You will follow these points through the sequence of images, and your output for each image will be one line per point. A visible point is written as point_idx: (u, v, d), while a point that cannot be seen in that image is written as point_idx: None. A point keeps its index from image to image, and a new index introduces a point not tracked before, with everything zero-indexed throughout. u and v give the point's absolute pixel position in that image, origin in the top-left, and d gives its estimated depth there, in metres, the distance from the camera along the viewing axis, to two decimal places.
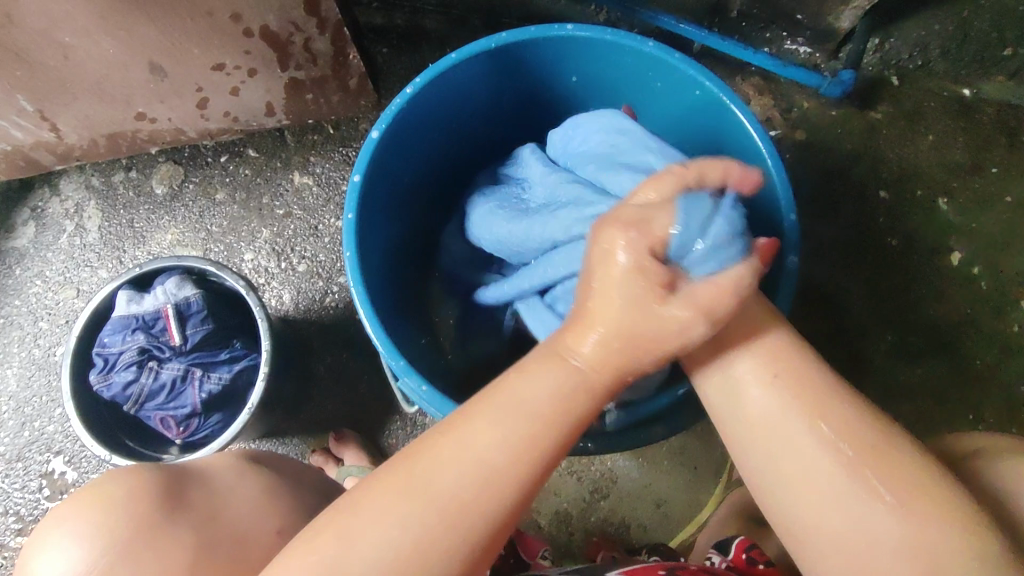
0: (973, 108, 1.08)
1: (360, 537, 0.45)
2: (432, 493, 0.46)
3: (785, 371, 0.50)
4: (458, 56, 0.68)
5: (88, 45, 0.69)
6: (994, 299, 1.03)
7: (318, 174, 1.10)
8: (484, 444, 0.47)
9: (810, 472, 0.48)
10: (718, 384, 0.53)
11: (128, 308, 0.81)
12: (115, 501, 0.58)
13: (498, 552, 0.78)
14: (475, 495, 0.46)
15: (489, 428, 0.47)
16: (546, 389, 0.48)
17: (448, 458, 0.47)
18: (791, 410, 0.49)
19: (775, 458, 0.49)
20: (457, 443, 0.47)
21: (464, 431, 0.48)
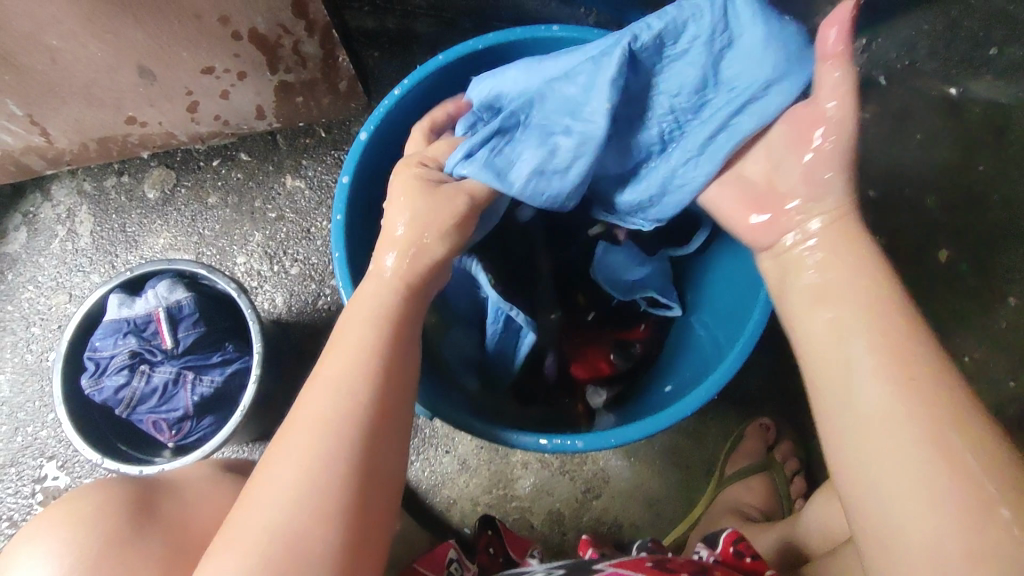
0: (960, 107, 1.08)
1: (271, 485, 0.48)
2: (301, 441, 0.49)
3: (886, 346, 0.47)
4: (445, 57, 0.68)
5: (76, 49, 0.70)
6: (983, 296, 1.03)
7: (310, 177, 1.11)
8: (334, 391, 0.51)
9: (920, 466, 0.42)
10: (828, 369, 0.49)
11: (119, 311, 0.81)
12: (84, 514, 0.59)
13: (486, 552, 0.79)
14: (330, 437, 0.49)
15: (332, 373, 0.52)
16: (369, 328, 0.55)
17: (320, 406, 0.50)
18: (893, 390, 0.45)
19: (875, 440, 0.44)
20: (317, 390, 0.52)
21: (310, 392, 0.52)
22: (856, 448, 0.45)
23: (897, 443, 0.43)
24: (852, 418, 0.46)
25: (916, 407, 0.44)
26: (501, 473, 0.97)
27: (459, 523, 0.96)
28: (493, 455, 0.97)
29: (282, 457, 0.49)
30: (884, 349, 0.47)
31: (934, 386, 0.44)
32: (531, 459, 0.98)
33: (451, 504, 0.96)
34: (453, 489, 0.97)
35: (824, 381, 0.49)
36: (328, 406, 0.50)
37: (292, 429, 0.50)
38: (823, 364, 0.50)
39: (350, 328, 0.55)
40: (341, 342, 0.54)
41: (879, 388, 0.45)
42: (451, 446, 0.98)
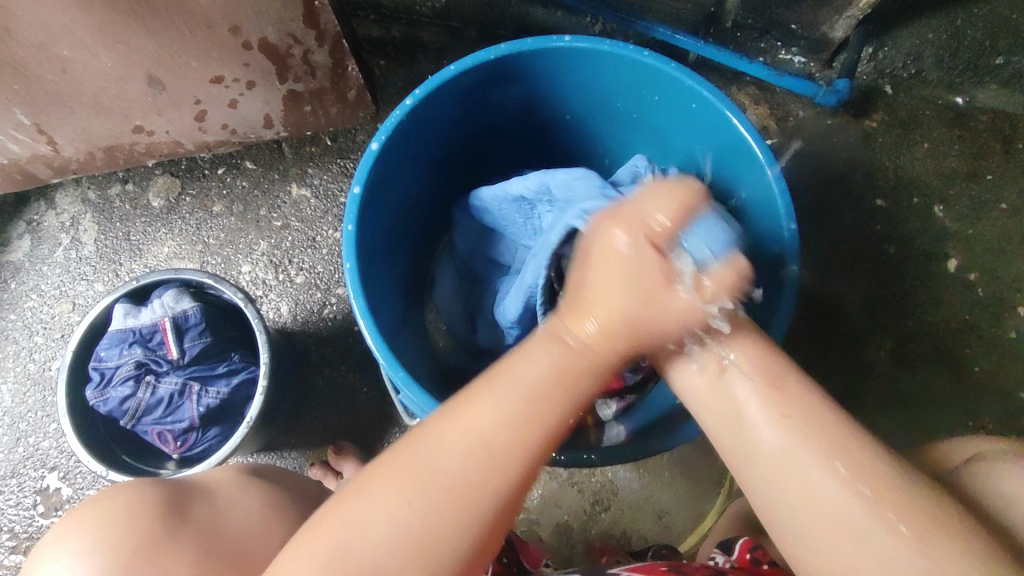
0: (965, 116, 1.08)
1: (367, 512, 0.44)
2: (418, 485, 0.45)
3: (766, 373, 0.51)
4: (456, 67, 0.68)
5: (86, 58, 0.69)
6: (992, 306, 1.03)
7: (316, 185, 1.10)
8: (476, 444, 0.46)
9: (790, 466, 0.47)
10: (711, 402, 0.53)
11: (125, 321, 0.80)
12: (116, 516, 0.57)
13: (501, 560, 0.74)
14: (454, 495, 0.45)
15: (479, 423, 0.47)
16: (542, 367, 0.51)
17: (456, 454, 0.46)
18: (770, 404, 0.49)
19: (754, 450, 0.49)
20: (450, 436, 0.47)
21: (456, 417, 0.48)
22: (763, 478, 0.48)
23: (806, 472, 0.46)
24: (731, 432, 0.51)
25: (827, 440, 0.47)
26: None
27: None
28: None
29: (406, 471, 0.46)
30: (772, 395, 0.50)
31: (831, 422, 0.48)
32: (538, 471, 0.97)
33: None
34: None
35: (717, 413, 0.52)
36: (484, 433, 0.47)
37: (402, 462, 0.46)
38: (712, 403, 0.53)
39: (532, 357, 0.51)
40: (504, 374, 0.50)
41: (778, 432, 0.48)
42: None
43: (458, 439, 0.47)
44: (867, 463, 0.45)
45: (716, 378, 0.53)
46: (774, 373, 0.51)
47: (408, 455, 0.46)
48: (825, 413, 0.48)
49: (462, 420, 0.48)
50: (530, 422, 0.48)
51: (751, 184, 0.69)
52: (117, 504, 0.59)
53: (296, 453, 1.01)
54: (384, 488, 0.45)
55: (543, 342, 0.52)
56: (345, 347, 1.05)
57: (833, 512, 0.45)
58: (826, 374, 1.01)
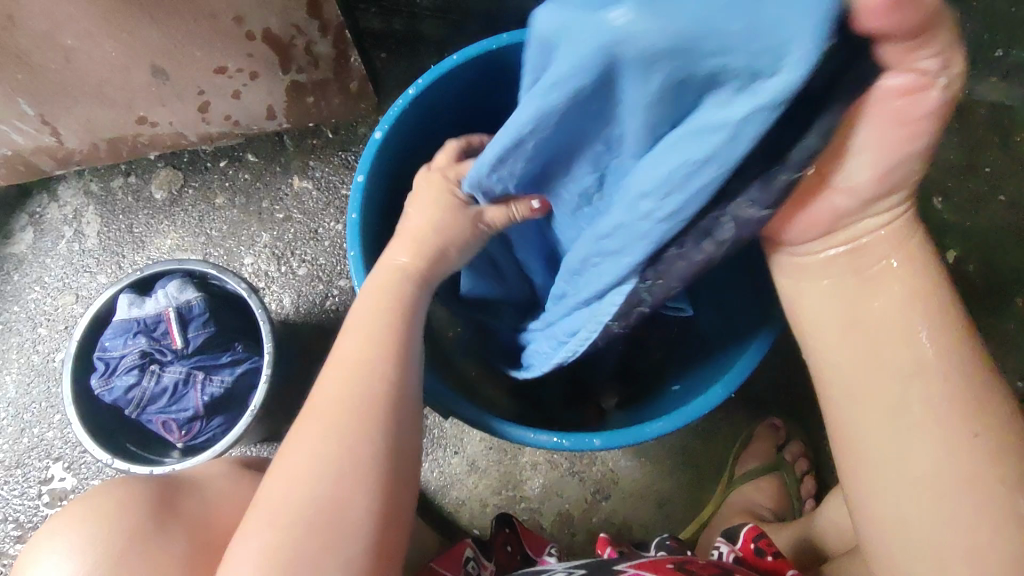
0: (965, 109, 1.09)
1: (293, 469, 0.49)
2: (322, 426, 0.50)
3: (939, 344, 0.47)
4: (458, 57, 0.68)
5: (90, 48, 0.70)
6: (991, 297, 1.04)
7: (318, 178, 1.11)
8: (353, 376, 0.53)
9: (938, 466, 0.46)
10: (860, 362, 0.48)
11: (129, 311, 0.81)
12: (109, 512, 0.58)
13: (504, 549, 0.78)
14: (348, 418, 0.51)
15: (351, 359, 0.54)
16: (367, 304, 0.58)
17: (341, 394, 0.52)
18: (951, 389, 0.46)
19: (912, 427, 0.47)
20: (332, 378, 0.53)
21: (332, 373, 0.54)
22: (876, 446, 0.48)
23: (915, 453, 0.47)
24: (883, 407, 0.48)
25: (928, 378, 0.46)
26: (510, 474, 0.97)
27: (468, 524, 0.96)
28: (502, 455, 0.97)
29: (311, 428, 0.51)
30: (932, 376, 0.46)
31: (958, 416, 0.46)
32: (540, 460, 0.97)
33: (459, 505, 0.96)
34: (462, 490, 0.97)
35: (859, 368, 0.49)
36: (351, 366, 0.54)
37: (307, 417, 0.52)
38: (863, 365, 0.48)
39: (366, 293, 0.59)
40: (351, 316, 0.58)
41: (961, 436, 0.46)
42: (461, 446, 0.98)
43: (343, 388, 0.52)
44: (981, 475, 0.45)
45: (870, 348, 0.48)
46: (865, 346, 0.48)
47: (310, 420, 0.52)
48: (944, 372, 0.46)
49: (330, 365, 0.54)
50: (376, 348, 0.55)
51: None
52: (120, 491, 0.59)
53: None
54: (309, 450, 0.50)
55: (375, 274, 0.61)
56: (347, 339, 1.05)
57: (946, 510, 0.46)
58: None
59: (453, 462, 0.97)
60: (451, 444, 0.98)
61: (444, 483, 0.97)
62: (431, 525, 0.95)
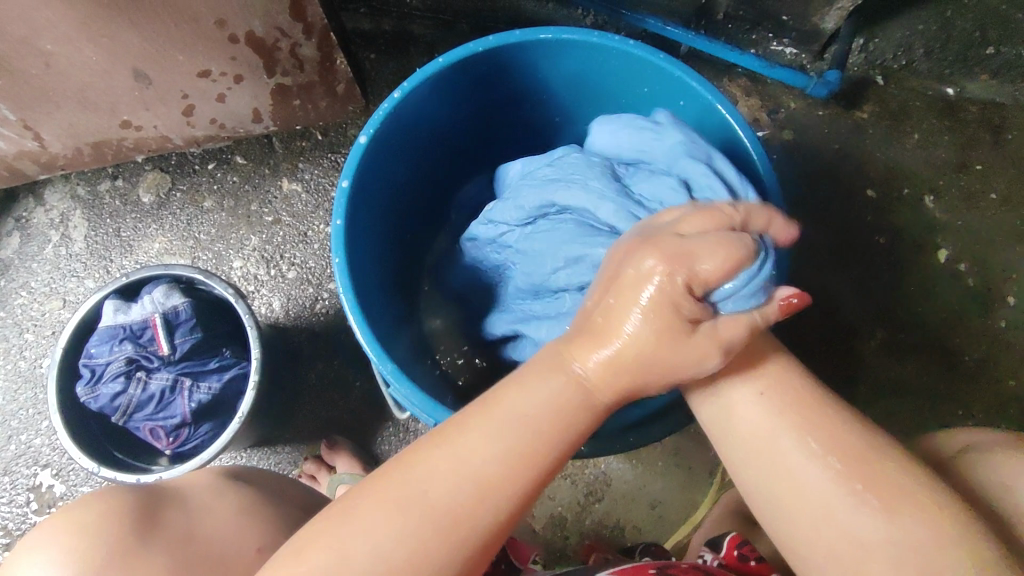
0: (955, 107, 1.09)
1: (349, 542, 0.44)
2: (394, 516, 0.45)
3: (776, 380, 0.50)
4: (444, 60, 0.67)
5: (70, 53, 0.69)
6: (982, 296, 1.03)
7: (307, 180, 1.10)
8: (466, 480, 0.45)
9: (808, 491, 0.46)
10: (722, 419, 0.50)
11: (115, 317, 0.80)
12: (87, 524, 0.58)
13: (487, 558, 0.76)
14: (431, 533, 0.44)
15: (480, 468, 0.46)
16: (544, 392, 0.48)
17: (434, 498, 0.45)
18: (782, 412, 0.48)
19: (773, 463, 0.48)
20: (441, 473, 0.46)
21: (428, 467, 0.46)
22: (778, 499, 0.47)
23: (818, 485, 0.46)
24: (745, 441, 0.49)
25: (787, 404, 0.48)
26: None
27: None
28: None
29: (362, 511, 0.45)
30: (782, 399, 0.49)
31: (846, 430, 0.47)
32: None
33: None
34: None
35: (738, 430, 0.50)
36: (488, 472, 0.46)
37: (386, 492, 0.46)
38: (742, 434, 0.49)
39: (529, 383, 0.48)
40: (499, 401, 0.48)
41: (795, 446, 0.47)
42: None
43: (439, 484, 0.45)
44: (874, 471, 0.45)
45: (750, 416, 0.49)
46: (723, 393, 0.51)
47: (383, 487, 0.46)
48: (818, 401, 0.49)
49: (453, 453, 0.46)
50: (544, 440, 0.47)
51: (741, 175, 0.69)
52: (94, 509, 0.59)
53: (290, 448, 1.01)
54: (370, 531, 0.44)
55: (549, 376, 0.48)
56: (338, 342, 1.05)
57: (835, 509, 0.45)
58: (817, 364, 1.01)
59: None
60: None
61: None
62: None
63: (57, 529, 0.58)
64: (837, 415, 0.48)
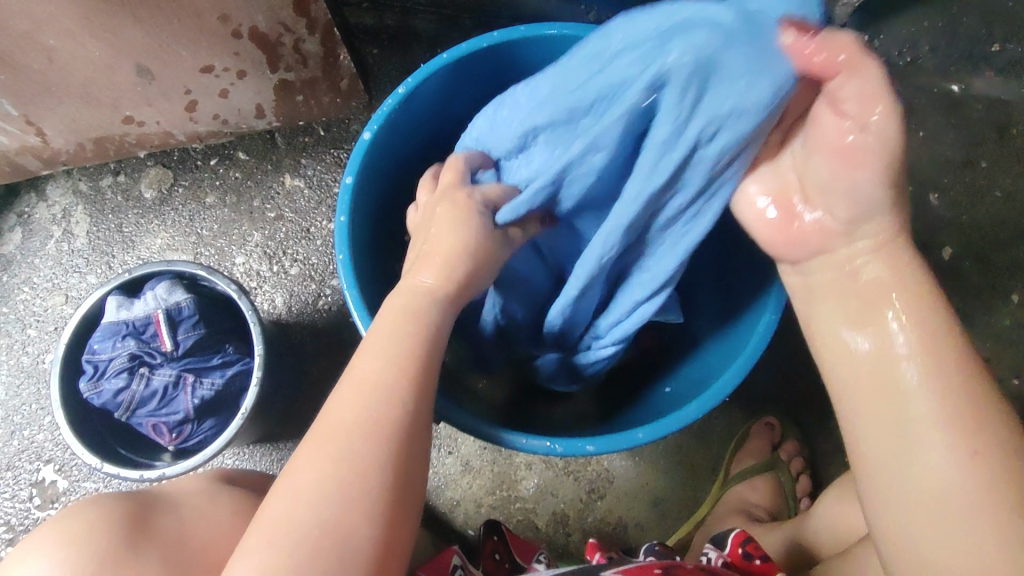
0: (962, 104, 1.08)
1: (295, 489, 0.49)
2: (331, 445, 0.50)
3: (938, 355, 0.49)
4: (448, 56, 0.67)
5: (73, 48, 0.68)
6: (986, 294, 1.03)
7: (310, 176, 1.10)
8: (368, 397, 0.52)
9: (960, 499, 0.46)
10: (878, 398, 0.51)
11: (118, 313, 0.80)
12: (82, 534, 0.58)
13: (492, 557, 0.78)
14: (365, 444, 0.50)
15: (367, 381, 0.53)
16: (408, 319, 0.57)
17: (354, 416, 0.51)
18: (956, 390, 0.48)
19: (917, 465, 0.48)
20: (344, 399, 0.53)
21: (344, 395, 0.53)
22: (880, 481, 0.50)
23: (924, 458, 0.48)
24: (889, 430, 0.50)
25: (951, 380, 0.48)
26: (504, 474, 0.97)
27: (462, 525, 0.95)
28: (496, 455, 0.97)
29: (303, 465, 0.50)
30: (928, 362, 0.49)
31: (975, 400, 0.48)
32: (534, 460, 0.97)
33: (453, 505, 0.96)
34: (456, 491, 0.96)
35: (869, 387, 0.51)
36: (376, 385, 0.53)
37: (322, 429, 0.51)
38: (875, 419, 0.50)
39: (394, 323, 0.56)
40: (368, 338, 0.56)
41: (950, 451, 0.47)
42: (455, 446, 0.97)
43: (354, 409, 0.52)
44: (990, 467, 0.46)
45: (885, 394, 0.50)
46: (875, 398, 0.51)
47: (316, 439, 0.51)
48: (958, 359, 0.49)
49: (364, 383, 0.53)
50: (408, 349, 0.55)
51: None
52: (84, 518, 0.59)
53: (292, 444, 1.01)
54: (316, 465, 0.50)
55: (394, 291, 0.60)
56: (340, 338, 1.04)
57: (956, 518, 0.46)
58: None
59: (447, 462, 0.97)
60: (445, 444, 0.97)
61: (438, 484, 0.96)
62: (427, 526, 0.95)
63: (60, 538, 0.58)
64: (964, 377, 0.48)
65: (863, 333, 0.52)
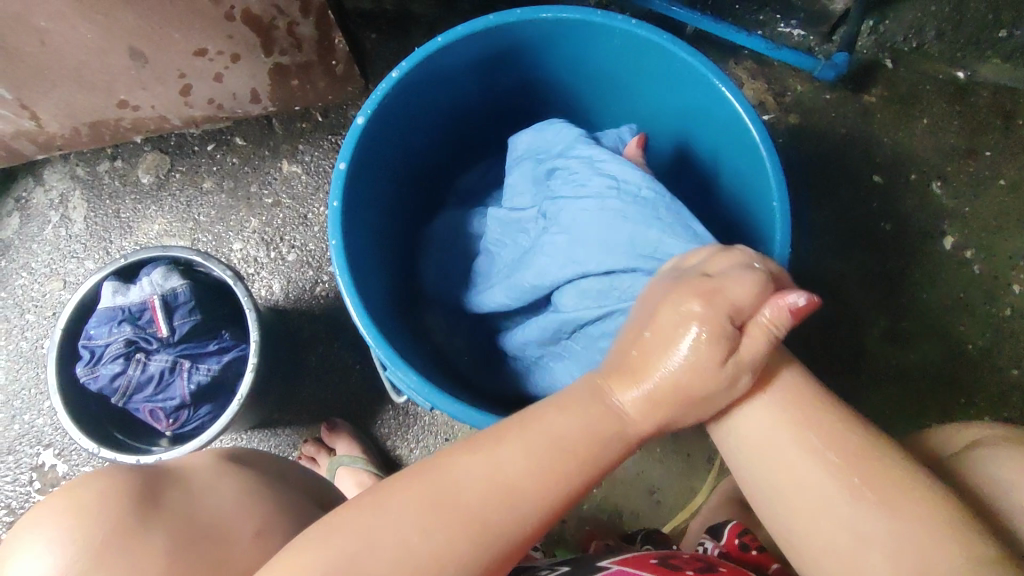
0: (967, 91, 1.07)
1: (369, 539, 0.42)
2: (451, 498, 0.43)
3: (775, 357, 0.50)
4: (444, 39, 0.66)
5: (65, 30, 0.68)
6: (987, 284, 1.02)
7: (307, 162, 1.09)
8: (536, 463, 0.44)
9: (818, 500, 0.45)
10: None
11: (114, 299, 0.80)
12: (86, 508, 0.55)
13: None
14: (483, 512, 0.43)
15: (562, 438, 0.45)
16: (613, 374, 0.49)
17: (486, 474, 0.44)
18: (772, 393, 0.49)
19: (746, 440, 0.49)
20: (525, 445, 0.45)
21: (528, 449, 0.45)
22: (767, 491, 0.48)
23: (796, 463, 0.46)
24: (725, 420, 0.50)
25: (768, 376, 0.49)
26: None
27: None
28: None
29: (376, 510, 0.43)
30: (761, 360, 0.50)
31: (811, 403, 0.48)
32: None
33: None
34: None
35: None
36: (569, 439, 0.45)
37: (442, 478, 0.44)
38: None
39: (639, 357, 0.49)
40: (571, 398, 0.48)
41: (772, 418, 0.48)
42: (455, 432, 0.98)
43: (507, 475, 0.44)
44: (846, 441, 0.46)
45: None
46: None
47: (400, 489, 0.44)
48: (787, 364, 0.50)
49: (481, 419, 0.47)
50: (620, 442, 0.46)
51: (744, 163, 0.68)
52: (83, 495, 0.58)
53: (290, 430, 1.01)
54: (393, 517, 0.42)
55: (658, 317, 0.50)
56: (337, 325, 1.04)
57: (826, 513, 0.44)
58: (819, 353, 1.01)
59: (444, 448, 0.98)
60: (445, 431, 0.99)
61: None
62: None
63: (62, 513, 0.55)
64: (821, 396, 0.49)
65: None
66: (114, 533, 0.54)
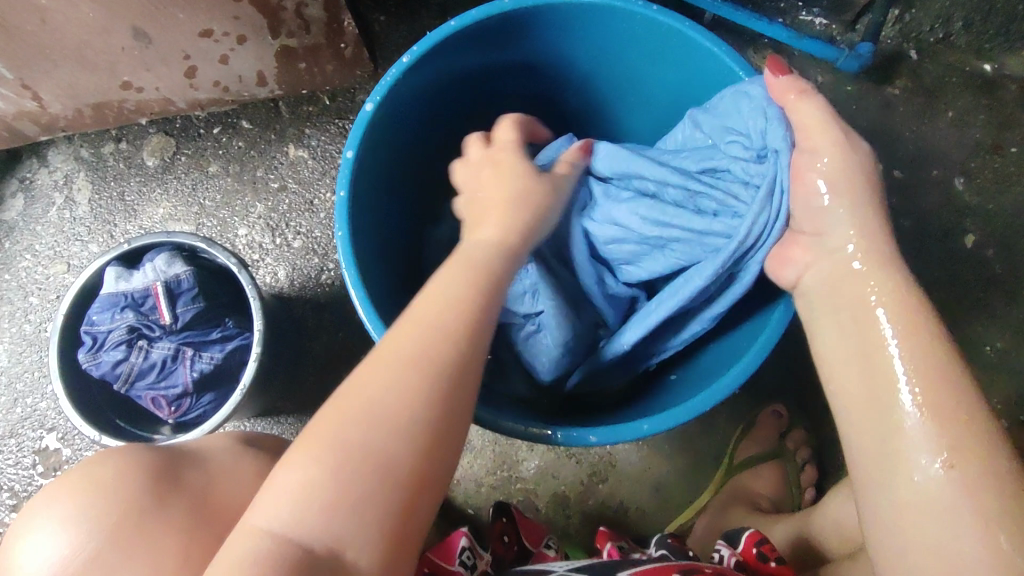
0: (994, 85, 1.04)
1: (331, 450, 0.45)
2: (371, 400, 0.47)
3: (926, 357, 0.50)
4: (456, 23, 0.64)
5: (67, 8, 0.66)
6: (1009, 285, 1.00)
7: (314, 146, 1.08)
8: (395, 376, 0.48)
9: (947, 511, 0.46)
10: (859, 389, 0.52)
11: (116, 285, 0.79)
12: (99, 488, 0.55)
13: (501, 540, 0.77)
14: (395, 424, 0.46)
15: (411, 348, 0.50)
16: (459, 283, 0.54)
17: (392, 383, 0.48)
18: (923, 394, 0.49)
19: (891, 439, 0.49)
20: (396, 359, 0.49)
21: (384, 360, 0.49)
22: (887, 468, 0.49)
23: (935, 485, 0.47)
24: (867, 411, 0.51)
25: (926, 381, 0.49)
26: (506, 455, 0.96)
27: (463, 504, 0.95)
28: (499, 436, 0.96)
29: (334, 418, 0.47)
30: (920, 366, 0.50)
31: (979, 433, 0.47)
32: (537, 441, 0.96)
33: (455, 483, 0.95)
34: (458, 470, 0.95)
35: (856, 391, 0.52)
36: (446, 320, 0.52)
37: (361, 383, 0.48)
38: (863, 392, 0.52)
39: (446, 277, 0.55)
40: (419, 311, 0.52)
41: (926, 426, 0.48)
42: None
43: (380, 386, 0.48)
44: (993, 469, 0.46)
45: (869, 359, 0.52)
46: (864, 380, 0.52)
47: (338, 407, 0.47)
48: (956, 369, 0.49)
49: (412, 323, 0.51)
50: (444, 337, 0.50)
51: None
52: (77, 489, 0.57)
53: (293, 419, 1.00)
54: (349, 428, 0.46)
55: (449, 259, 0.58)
56: (342, 314, 1.03)
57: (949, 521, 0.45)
58: None
59: None
60: None
61: None
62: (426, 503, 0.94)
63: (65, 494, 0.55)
64: (970, 408, 0.48)
65: (890, 319, 0.52)
66: (126, 517, 0.54)
